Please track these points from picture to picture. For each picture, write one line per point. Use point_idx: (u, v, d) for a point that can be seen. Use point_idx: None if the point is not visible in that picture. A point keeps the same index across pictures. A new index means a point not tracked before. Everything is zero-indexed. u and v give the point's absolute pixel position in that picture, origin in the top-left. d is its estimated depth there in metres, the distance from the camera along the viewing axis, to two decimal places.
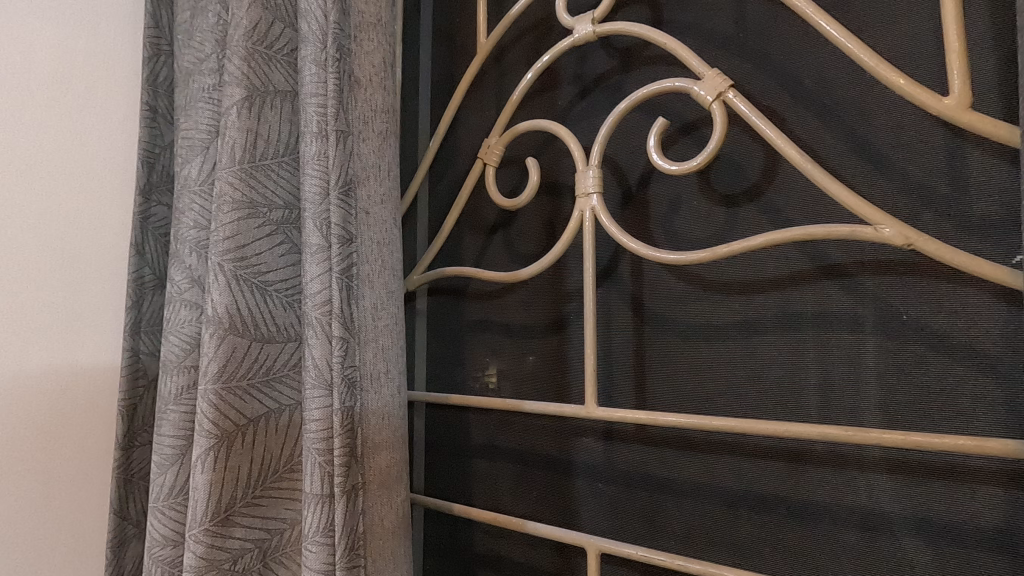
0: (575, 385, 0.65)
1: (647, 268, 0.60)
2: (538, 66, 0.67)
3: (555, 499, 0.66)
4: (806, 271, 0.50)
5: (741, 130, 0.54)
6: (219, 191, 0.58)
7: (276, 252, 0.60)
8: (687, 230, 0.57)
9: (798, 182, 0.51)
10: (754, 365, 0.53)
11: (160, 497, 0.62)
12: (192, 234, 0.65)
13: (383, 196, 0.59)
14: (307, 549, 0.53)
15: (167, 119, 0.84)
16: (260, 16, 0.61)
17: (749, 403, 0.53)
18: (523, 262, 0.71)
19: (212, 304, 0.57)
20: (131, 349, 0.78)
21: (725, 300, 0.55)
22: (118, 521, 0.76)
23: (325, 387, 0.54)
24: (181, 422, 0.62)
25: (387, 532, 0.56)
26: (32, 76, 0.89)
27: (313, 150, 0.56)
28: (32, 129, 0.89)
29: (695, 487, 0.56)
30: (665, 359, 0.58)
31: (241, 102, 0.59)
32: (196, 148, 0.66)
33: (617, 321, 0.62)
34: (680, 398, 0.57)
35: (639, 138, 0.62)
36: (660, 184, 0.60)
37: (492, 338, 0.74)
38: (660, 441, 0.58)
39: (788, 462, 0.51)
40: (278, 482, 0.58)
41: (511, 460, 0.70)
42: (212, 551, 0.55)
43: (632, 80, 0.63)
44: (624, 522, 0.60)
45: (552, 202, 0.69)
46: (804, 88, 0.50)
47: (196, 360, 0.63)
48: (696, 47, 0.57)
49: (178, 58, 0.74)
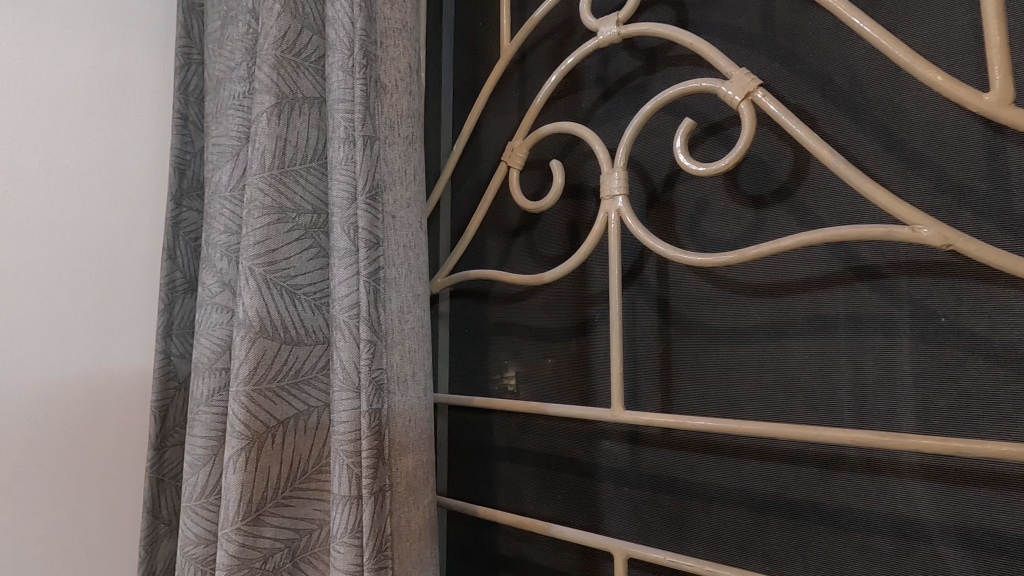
0: (599, 388, 0.65)
1: (673, 270, 0.60)
2: (563, 69, 0.67)
3: (581, 502, 0.65)
4: (837, 272, 0.49)
5: (770, 129, 0.53)
6: (250, 196, 0.59)
7: (305, 255, 0.61)
8: (714, 232, 0.57)
9: (829, 181, 0.50)
10: (785, 368, 0.52)
11: (194, 496, 0.63)
12: (222, 239, 0.66)
13: (409, 200, 0.59)
14: (335, 550, 0.54)
15: (198, 126, 0.86)
16: (289, 25, 0.62)
17: (779, 407, 0.52)
18: (547, 264, 0.71)
19: (244, 307, 0.58)
20: (163, 350, 0.80)
21: (754, 301, 0.54)
22: (151, 520, 0.78)
23: (353, 389, 0.55)
24: (212, 423, 0.63)
25: (414, 535, 0.56)
26: (70, 87, 0.93)
27: (341, 155, 0.57)
28: (70, 139, 0.92)
29: (724, 492, 0.55)
30: (692, 362, 0.58)
31: (271, 109, 0.60)
32: (226, 154, 0.67)
33: (642, 324, 0.62)
34: (708, 401, 0.56)
35: (665, 139, 0.61)
36: (687, 185, 0.59)
37: (515, 341, 0.74)
38: (687, 445, 0.57)
39: (820, 468, 0.49)
40: (307, 483, 0.59)
41: (536, 463, 0.70)
42: (244, 550, 0.56)
43: (656, 80, 0.62)
44: (651, 527, 0.60)
45: (576, 204, 0.69)
46: (835, 85, 0.50)
47: (227, 363, 0.64)
48: (723, 46, 0.57)
49: (209, 67, 0.75)
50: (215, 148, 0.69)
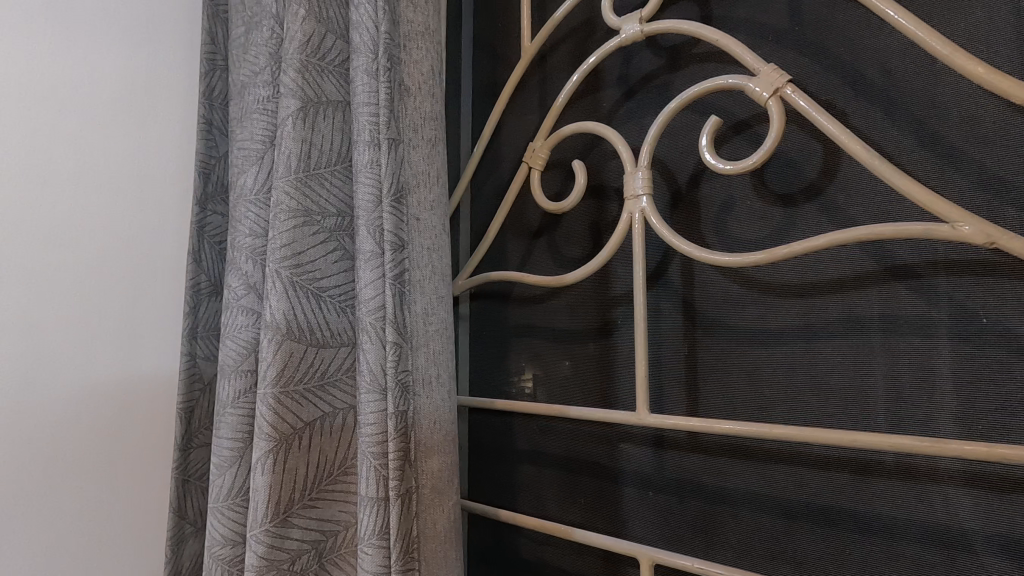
0: (623, 391, 0.64)
1: (699, 271, 0.59)
2: (584, 68, 0.67)
3: (605, 507, 0.64)
4: (871, 273, 0.48)
5: (799, 126, 0.53)
6: (277, 200, 0.60)
7: (330, 258, 0.61)
8: (741, 231, 0.56)
9: (862, 179, 0.49)
10: (816, 371, 0.51)
11: (220, 497, 0.63)
12: (248, 242, 0.66)
13: (433, 202, 0.60)
14: (363, 551, 0.54)
15: (222, 131, 0.87)
16: (313, 29, 0.62)
17: (810, 411, 0.51)
18: (569, 266, 0.71)
19: (271, 310, 0.58)
20: (188, 353, 0.81)
21: (784, 303, 0.53)
22: (177, 520, 0.79)
23: (379, 391, 0.54)
24: (238, 425, 0.64)
25: (439, 536, 0.56)
26: (99, 94, 0.94)
27: (365, 158, 0.57)
28: (99, 146, 0.94)
29: (753, 498, 0.54)
30: (719, 364, 0.57)
31: (296, 113, 0.60)
32: (251, 158, 0.68)
33: (667, 325, 0.61)
34: (735, 405, 0.55)
35: (689, 137, 0.60)
36: (712, 184, 0.58)
37: (537, 343, 0.73)
38: (715, 450, 0.56)
39: (854, 474, 0.48)
40: (334, 485, 0.59)
41: (559, 466, 0.69)
42: (273, 551, 0.56)
43: (681, 78, 0.61)
44: (677, 533, 0.59)
45: (598, 205, 0.68)
46: (867, 80, 0.48)
47: (253, 365, 0.64)
48: (750, 42, 0.56)
49: (233, 72, 0.76)
50: (240, 152, 0.70)
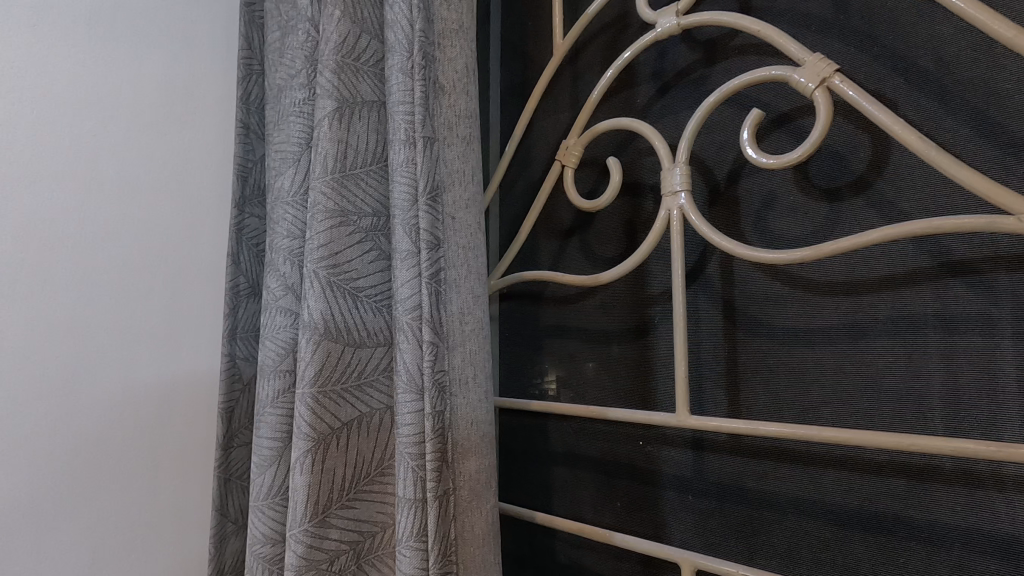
0: (660, 392, 0.63)
1: (740, 269, 0.57)
2: (618, 64, 0.66)
3: (643, 510, 0.63)
4: (924, 269, 0.46)
5: (845, 117, 0.51)
6: (314, 201, 0.60)
7: (366, 258, 0.61)
8: (785, 228, 0.54)
9: (913, 171, 0.47)
10: (866, 372, 0.49)
11: (261, 496, 0.64)
12: (285, 244, 0.67)
13: (468, 201, 0.60)
14: (401, 553, 0.53)
15: (259, 135, 0.88)
16: (348, 30, 0.62)
17: (860, 413, 0.49)
18: (603, 265, 0.69)
19: (309, 311, 0.59)
20: (228, 353, 0.82)
21: (831, 302, 0.51)
22: (219, 518, 0.81)
23: (417, 391, 0.54)
24: (278, 425, 0.65)
25: (477, 539, 0.55)
26: (141, 100, 0.97)
27: (402, 157, 0.57)
28: (140, 151, 0.97)
29: (800, 503, 0.52)
30: (761, 365, 0.55)
31: (332, 114, 0.61)
32: (288, 160, 0.68)
33: (707, 325, 0.59)
34: (780, 407, 0.54)
35: (728, 131, 0.59)
36: (753, 179, 0.57)
37: (570, 343, 0.72)
38: (758, 453, 0.55)
39: (908, 480, 0.46)
40: (370, 486, 0.59)
41: (594, 469, 0.68)
42: (312, 551, 0.57)
43: (719, 72, 0.60)
44: (720, 539, 0.57)
45: (633, 203, 0.67)
46: (919, 68, 0.46)
47: (291, 364, 0.65)
48: (792, 32, 0.54)
49: (270, 76, 0.78)
50: (278, 155, 0.71)
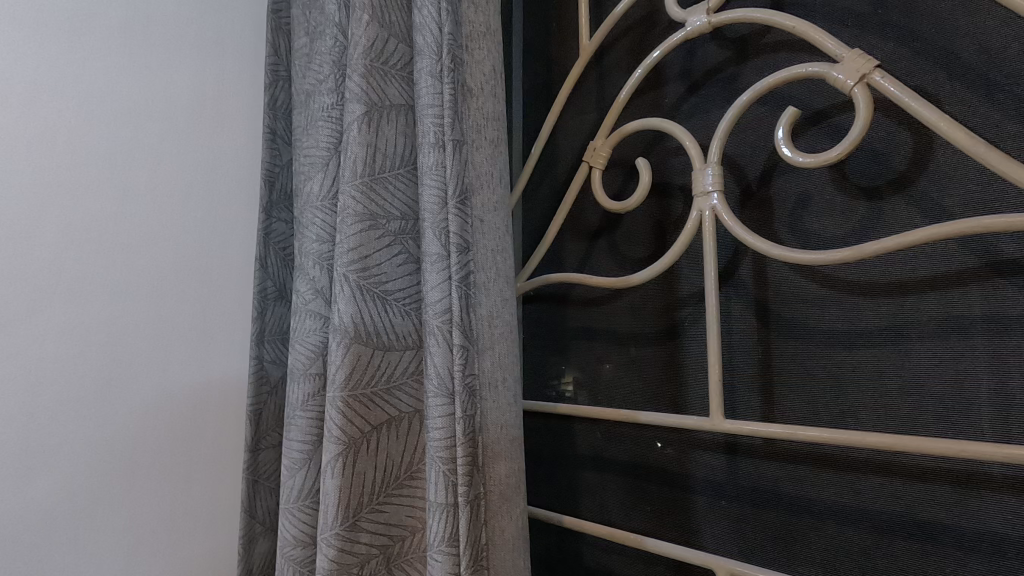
0: (692, 395, 0.61)
1: (774, 270, 0.56)
2: (647, 64, 0.65)
3: (674, 516, 0.62)
4: (972, 269, 0.44)
5: (885, 114, 0.49)
6: (344, 204, 0.61)
7: (395, 261, 0.61)
8: (822, 228, 0.53)
9: (958, 167, 0.45)
10: (908, 376, 0.47)
11: (291, 498, 0.64)
12: (315, 247, 0.67)
13: (496, 204, 0.59)
14: (433, 557, 0.53)
15: (285, 140, 0.89)
16: (377, 34, 0.63)
17: (903, 418, 0.47)
18: (631, 266, 0.68)
19: (340, 314, 0.59)
20: (256, 357, 0.83)
21: (871, 303, 0.49)
22: (248, 519, 0.82)
23: (447, 395, 0.54)
24: (308, 428, 0.65)
25: (508, 544, 0.55)
26: (173, 108, 0.99)
27: (431, 160, 0.57)
28: (172, 158, 0.99)
29: (839, 509, 0.51)
30: (797, 368, 0.54)
31: (362, 118, 0.61)
32: (317, 165, 0.69)
33: (740, 327, 0.58)
34: (817, 411, 0.52)
35: (762, 130, 0.58)
36: (788, 179, 0.55)
37: (598, 346, 0.72)
38: (795, 458, 0.53)
39: (956, 488, 0.45)
40: (400, 489, 0.59)
41: (623, 473, 0.67)
42: (343, 555, 0.57)
43: (751, 70, 0.59)
44: (755, 545, 0.56)
45: (662, 204, 0.66)
46: (963, 62, 0.45)
47: (321, 368, 0.66)
48: (828, 27, 0.53)
49: (298, 82, 0.78)
50: (307, 160, 0.72)
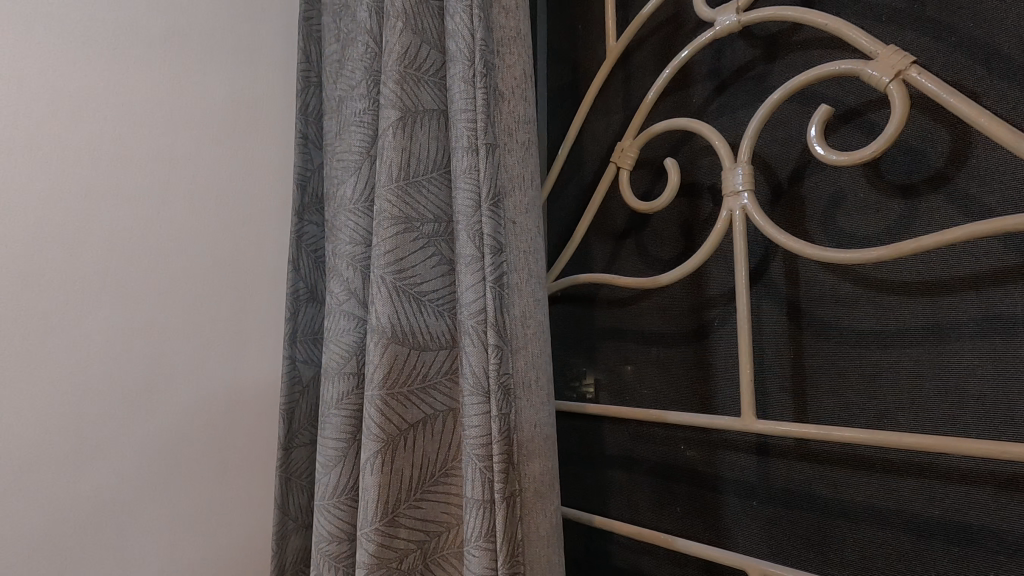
0: (722, 396, 0.61)
1: (806, 269, 0.56)
2: (675, 64, 0.65)
3: (704, 515, 0.62)
4: (1014, 267, 0.43)
5: (920, 111, 0.49)
6: (380, 208, 0.62)
7: (429, 263, 0.62)
8: (855, 226, 0.52)
9: (999, 164, 0.44)
10: (946, 377, 0.47)
11: (327, 495, 0.66)
12: (349, 250, 0.69)
13: (527, 205, 0.60)
14: (469, 553, 0.54)
15: (316, 144, 0.91)
16: (410, 42, 0.64)
17: (941, 418, 0.47)
18: (659, 266, 0.69)
19: (376, 314, 0.60)
20: (289, 357, 0.86)
21: (908, 302, 0.49)
22: (281, 516, 0.84)
23: (483, 394, 0.55)
24: (343, 425, 0.66)
25: (542, 541, 0.56)
26: (209, 114, 1.02)
27: (464, 163, 0.58)
28: (209, 163, 1.01)
29: (874, 510, 0.50)
30: (830, 368, 0.53)
31: (396, 123, 0.62)
32: (350, 169, 0.70)
33: (771, 327, 0.58)
34: (850, 411, 0.52)
35: (792, 128, 0.58)
36: (820, 177, 0.55)
37: (625, 346, 0.72)
38: (829, 459, 0.53)
39: (997, 489, 0.44)
40: (435, 486, 0.60)
41: (652, 473, 0.67)
42: (382, 550, 0.58)
43: (781, 68, 0.58)
44: (788, 546, 0.56)
45: (690, 203, 0.66)
46: (1003, 57, 0.44)
47: (356, 367, 0.67)
48: (861, 24, 0.53)
49: (331, 88, 0.80)
50: (340, 163, 0.73)
